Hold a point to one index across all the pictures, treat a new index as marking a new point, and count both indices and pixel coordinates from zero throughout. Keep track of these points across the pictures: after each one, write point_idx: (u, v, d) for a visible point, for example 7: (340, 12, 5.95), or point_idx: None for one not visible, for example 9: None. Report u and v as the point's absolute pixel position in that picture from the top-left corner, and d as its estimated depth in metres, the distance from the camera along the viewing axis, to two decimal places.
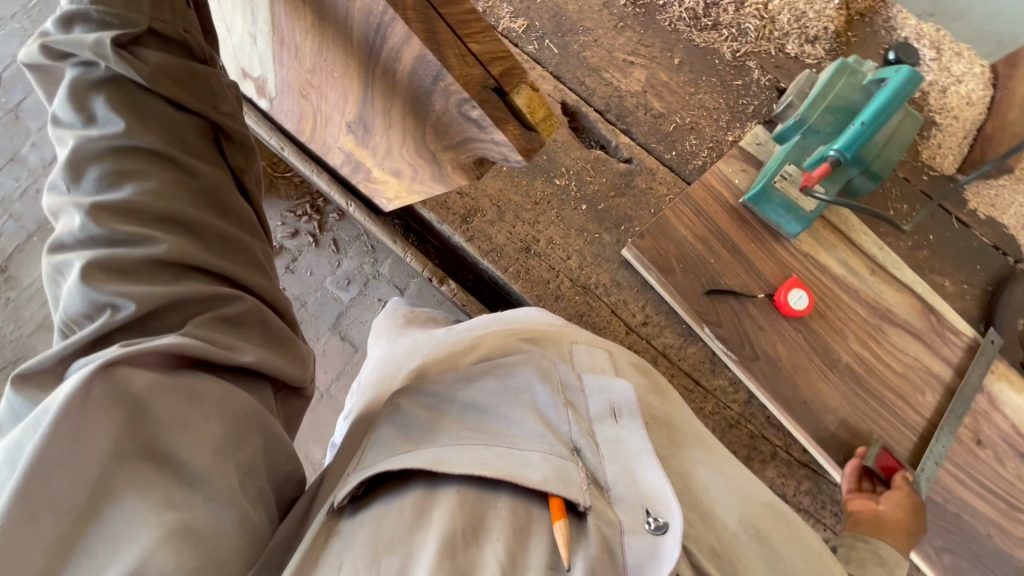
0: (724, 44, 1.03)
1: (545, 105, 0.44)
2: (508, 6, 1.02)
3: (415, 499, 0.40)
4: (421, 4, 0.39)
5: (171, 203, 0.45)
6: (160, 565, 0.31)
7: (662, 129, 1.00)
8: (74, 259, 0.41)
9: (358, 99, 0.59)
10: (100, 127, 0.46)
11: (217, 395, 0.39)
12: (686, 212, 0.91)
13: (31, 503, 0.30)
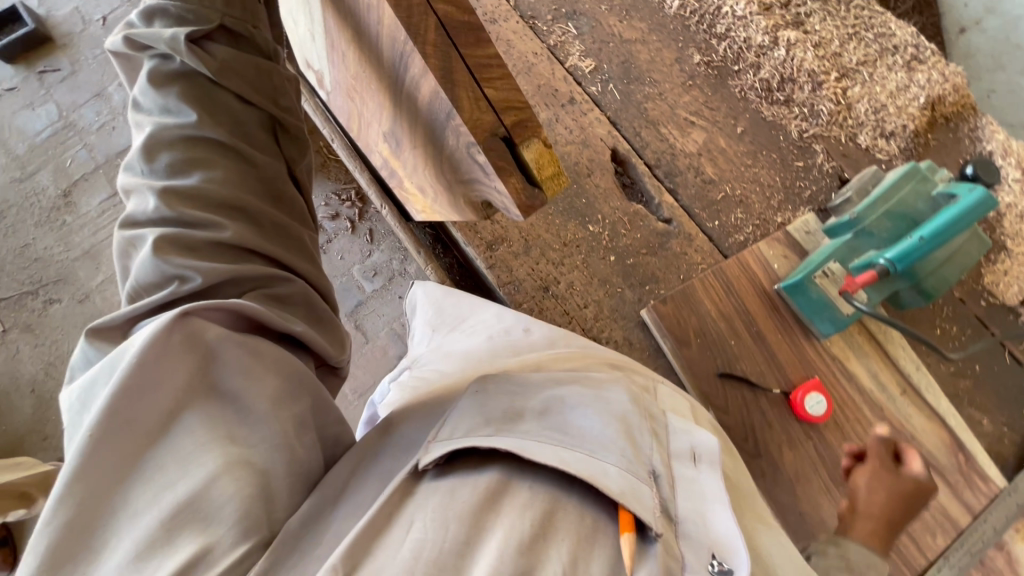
0: (793, 121, 0.99)
1: (554, 163, 0.44)
2: (578, 44, 1.01)
3: (494, 481, 0.42)
4: (444, 42, 0.41)
5: (234, 192, 0.53)
6: (223, 485, 0.39)
7: (709, 195, 0.96)
8: (146, 234, 0.48)
9: (391, 116, 0.61)
10: (175, 115, 0.54)
11: (273, 354, 0.47)
12: (715, 287, 0.88)
13: (119, 419, 0.39)
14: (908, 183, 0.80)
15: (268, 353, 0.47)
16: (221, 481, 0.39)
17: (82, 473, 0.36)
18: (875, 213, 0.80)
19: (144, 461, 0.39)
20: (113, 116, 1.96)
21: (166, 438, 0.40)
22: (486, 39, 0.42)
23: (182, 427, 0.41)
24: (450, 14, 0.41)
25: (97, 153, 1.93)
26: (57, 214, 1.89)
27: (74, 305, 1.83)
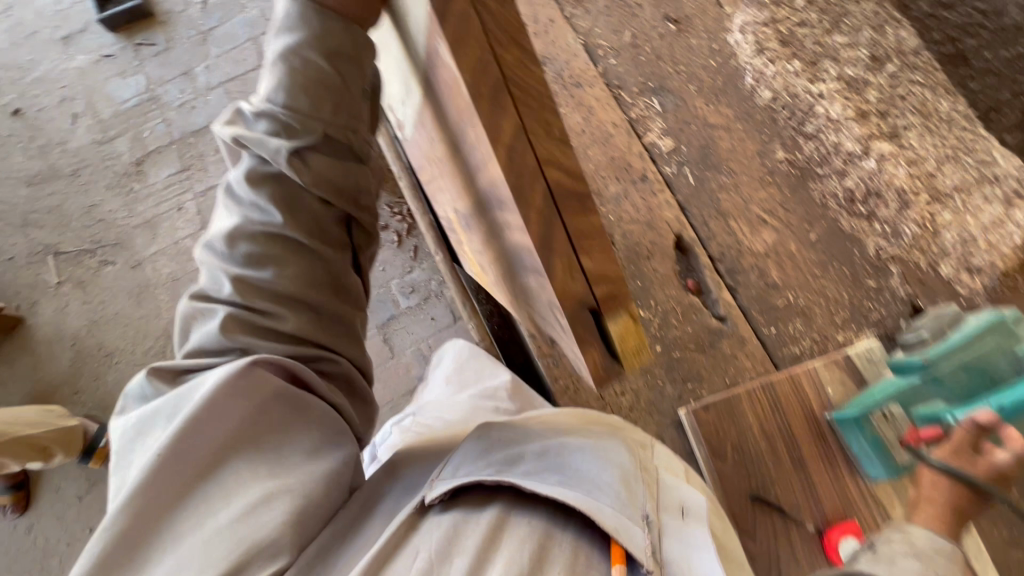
0: (872, 238, 0.94)
1: (636, 337, 0.46)
2: (660, 123, 1.00)
3: (494, 514, 0.54)
4: (547, 209, 0.41)
5: (300, 288, 0.61)
6: (261, 510, 0.53)
7: (770, 300, 0.93)
8: (219, 310, 0.61)
9: (470, 208, 0.62)
10: (261, 212, 0.60)
11: (314, 404, 0.61)
12: (761, 402, 0.85)
13: (185, 447, 0.54)
14: (995, 336, 0.73)
15: (304, 404, 0.61)
16: (259, 508, 0.53)
17: (155, 484, 0.52)
18: (951, 364, 0.75)
19: (200, 485, 0.54)
20: (195, 95, 2.05)
21: (216, 468, 0.55)
22: (590, 206, 0.42)
23: (230, 460, 0.55)
24: (556, 179, 0.41)
25: (174, 129, 2.02)
26: (127, 180, 1.98)
27: (125, 269, 1.91)
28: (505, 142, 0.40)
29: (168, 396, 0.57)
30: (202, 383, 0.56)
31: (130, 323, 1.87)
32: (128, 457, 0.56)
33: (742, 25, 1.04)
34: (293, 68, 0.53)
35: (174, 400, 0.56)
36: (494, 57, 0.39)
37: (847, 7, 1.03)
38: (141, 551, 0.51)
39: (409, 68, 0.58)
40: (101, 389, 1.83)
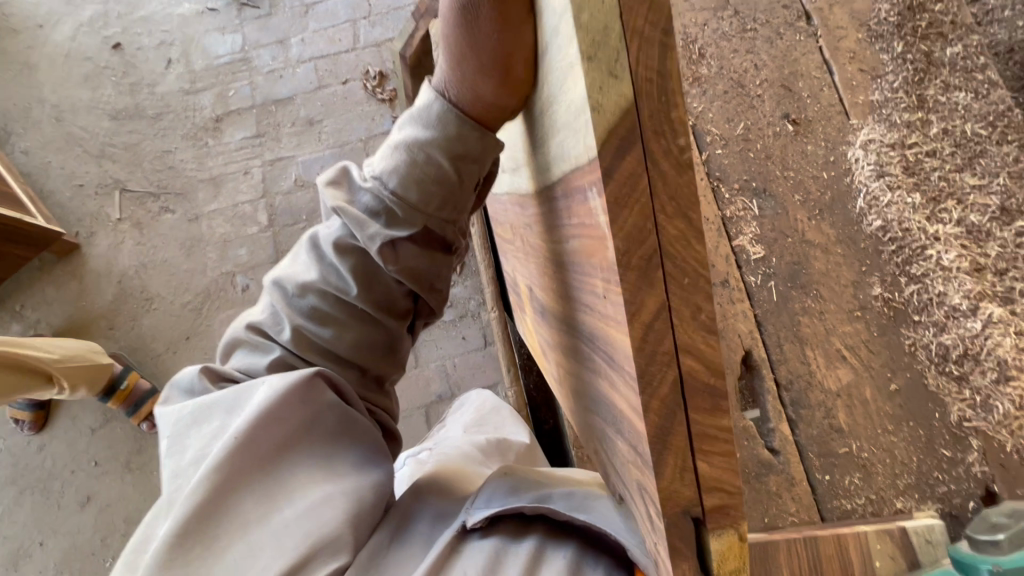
0: (956, 403, 0.87)
1: (741, 562, 0.27)
2: (754, 228, 0.95)
3: (525, 551, 0.51)
4: (673, 395, 0.25)
5: (351, 357, 0.60)
6: (322, 511, 0.53)
7: (831, 445, 0.86)
8: (272, 348, 0.59)
9: (548, 309, 0.49)
10: (338, 275, 0.58)
11: (363, 423, 0.61)
12: (801, 557, 0.76)
13: (250, 441, 0.53)
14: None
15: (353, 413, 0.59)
16: (322, 507, 0.53)
17: (220, 475, 0.51)
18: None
19: (262, 480, 0.53)
20: (285, 66, 2.06)
21: (273, 469, 0.54)
22: (731, 407, 0.26)
23: (286, 462, 0.55)
24: (693, 371, 0.25)
25: (258, 94, 2.04)
26: (203, 134, 2.02)
27: (182, 220, 1.95)
28: (641, 322, 0.25)
29: (227, 391, 0.56)
30: (265, 381, 0.56)
31: (175, 273, 1.90)
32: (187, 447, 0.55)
33: (866, 140, 0.97)
34: (414, 162, 0.51)
35: (235, 395, 0.56)
36: (656, 226, 0.24)
37: (985, 147, 0.95)
38: (206, 536, 0.49)
39: (525, 152, 0.45)
40: (135, 330, 1.87)
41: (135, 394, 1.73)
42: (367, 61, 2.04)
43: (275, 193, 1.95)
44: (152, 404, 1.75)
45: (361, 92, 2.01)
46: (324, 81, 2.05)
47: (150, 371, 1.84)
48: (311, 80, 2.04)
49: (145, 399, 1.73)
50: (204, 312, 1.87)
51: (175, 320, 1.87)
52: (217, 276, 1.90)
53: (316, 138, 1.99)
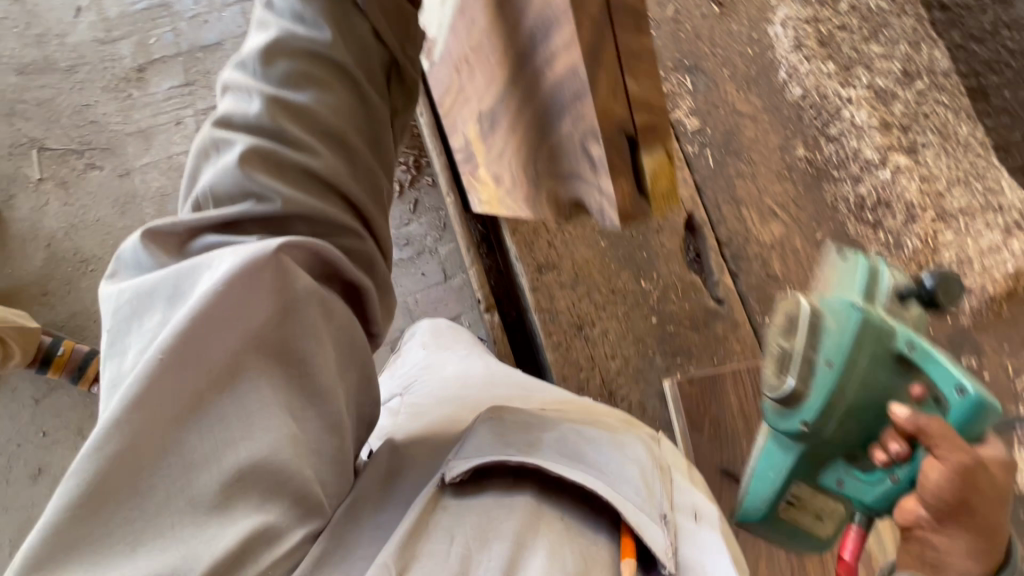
0: (873, 246, 0.96)
1: (667, 177, 0.50)
2: (689, 103, 1.01)
3: (530, 507, 0.55)
4: (598, 22, 0.46)
5: (340, 123, 0.59)
6: (276, 453, 0.48)
7: (768, 291, 0.94)
8: (239, 139, 0.55)
9: (502, 95, 0.68)
10: (307, 30, 0.58)
11: (341, 320, 0.57)
12: (744, 386, 0.88)
13: (193, 349, 0.48)
14: (856, 357, 0.67)
15: (326, 314, 0.55)
16: (276, 447, 0.49)
17: (152, 385, 0.46)
18: (835, 418, 0.70)
19: (203, 402, 0.48)
20: (210, 10, 1.95)
21: (222, 393, 0.49)
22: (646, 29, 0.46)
23: (234, 385, 0.49)
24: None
25: (182, 40, 1.92)
26: (125, 85, 1.89)
27: (112, 177, 1.83)
28: None
29: (174, 278, 0.51)
30: (215, 279, 0.49)
31: (110, 232, 1.80)
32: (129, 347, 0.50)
33: (784, 18, 1.04)
34: None
35: (179, 284, 0.51)
36: None
37: (887, 18, 1.03)
38: (138, 463, 0.44)
39: None
40: (72, 294, 1.76)
41: (75, 358, 1.63)
42: None
43: None
44: (97, 366, 1.66)
45: None
46: (253, 26, 1.95)
47: (93, 336, 1.74)
48: (239, 24, 1.94)
49: (87, 362, 1.64)
50: None
51: None
52: None
53: None
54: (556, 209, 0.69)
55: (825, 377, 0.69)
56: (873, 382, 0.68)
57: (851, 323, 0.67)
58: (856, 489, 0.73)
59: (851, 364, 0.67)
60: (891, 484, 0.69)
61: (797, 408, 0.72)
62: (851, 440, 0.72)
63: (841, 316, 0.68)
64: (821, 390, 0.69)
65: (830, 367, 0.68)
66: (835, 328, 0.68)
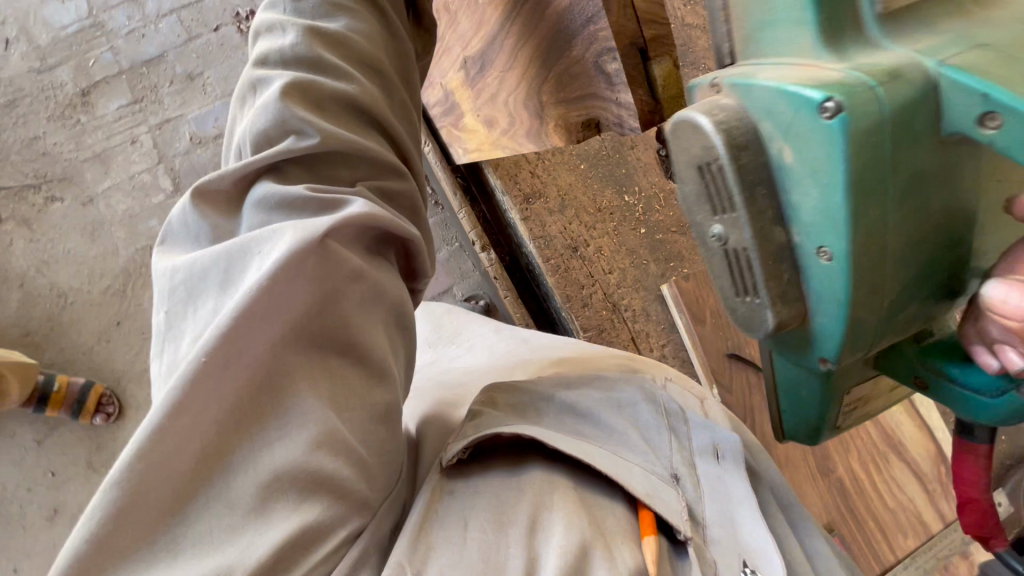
0: None
1: (677, 83, 0.55)
2: None
3: (536, 481, 0.48)
4: None
5: (377, 54, 0.52)
6: (315, 459, 0.39)
7: None
8: (275, 77, 0.48)
9: (493, 33, 0.68)
10: None
11: (392, 298, 0.48)
12: None
13: (236, 342, 0.39)
14: (877, 186, 0.41)
15: (381, 302, 0.47)
16: (318, 453, 0.40)
17: (197, 382, 0.38)
18: (871, 318, 0.48)
19: (252, 401, 0.40)
20: (145, 24, 1.87)
21: (276, 387, 0.41)
22: None
23: (288, 378, 0.41)
24: None
25: (122, 57, 1.88)
26: (71, 112, 1.84)
27: (75, 206, 1.79)
28: None
29: (225, 254, 0.43)
30: (269, 256, 0.41)
31: (83, 262, 1.76)
32: (179, 338, 0.42)
33: None
34: None
35: (223, 261, 0.43)
36: None
37: None
38: (176, 471, 0.37)
39: None
40: (57, 331, 1.72)
41: (72, 392, 1.60)
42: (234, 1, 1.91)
43: (173, 156, 1.83)
44: (96, 397, 1.63)
45: (237, 35, 1.89)
46: (192, 32, 1.89)
47: (87, 368, 1.71)
48: (178, 34, 1.88)
49: (86, 395, 1.61)
50: (130, 293, 1.74)
51: (97, 310, 1.73)
52: (133, 254, 1.77)
53: (201, 91, 1.87)
54: (565, 135, 0.68)
55: (826, 276, 0.46)
56: (906, 217, 0.44)
57: (837, 161, 0.41)
58: (944, 386, 0.57)
59: (861, 231, 0.43)
60: (1018, 396, 0.52)
61: (814, 330, 0.51)
62: (911, 322, 0.52)
63: (821, 153, 0.41)
64: (833, 294, 0.47)
65: (829, 260, 0.45)
66: (812, 176, 0.43)
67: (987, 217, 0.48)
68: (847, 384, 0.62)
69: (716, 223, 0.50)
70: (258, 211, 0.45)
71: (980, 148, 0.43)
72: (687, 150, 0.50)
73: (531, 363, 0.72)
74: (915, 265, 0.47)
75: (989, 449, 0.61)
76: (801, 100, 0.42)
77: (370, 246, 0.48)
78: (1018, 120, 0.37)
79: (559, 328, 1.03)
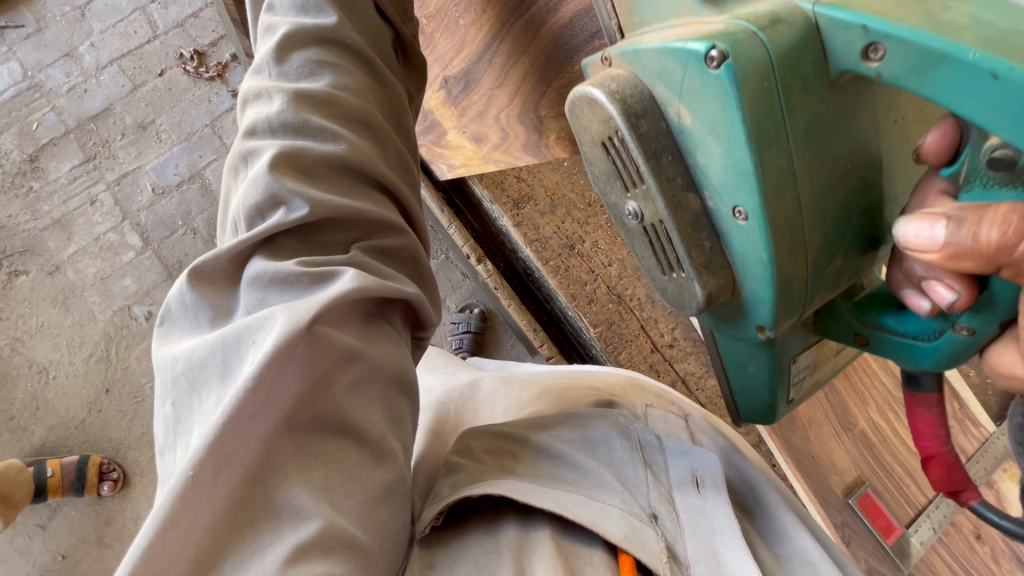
0: None
1: None
2: None
3: (513, 541, 0.42)
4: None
5: (364, 106, 0.45)
6: (312, 566, 0.30)
7: None
8: (264, 149, 0.41)
9: (475, 52, 0.66)
10: (312, 16, 0.46)
11: (387, 371, 0.39)
12: None
13: (219, 455, 0.30)
14: (777, 137, 0.38)
15: (377, 375, 0.38)
16: (312, 558, 0.30)
17: (173, 513, 0.29)
18: (797, 277, 0.44)
19: (246, 515, 0.31)
20: (85, 78, 1.84)
21: (269, 479, 0.32)
22: None
23: (284, 468, 0.32)
24: None
25: (66, 117, 1.81)
26: (22, 179, 1.77)
27: (42, 276, 1.72)
28: None
29: (219, 339, 0.34)
30: (264, 344, 0.33)
31: (60, 332, 1.68)
32: (177, 441, 0.33)
33: None
34: None
35: (195, 353, 0.34)
36: None
37: None
38: None
39: None
40: (42, 409, 1.63)
41: (67, 475, 1.49)
42: (176, 43, 1.88)
43: (136, 211, 1.76)
44: (95, 467, 1.52)
45: (184, 78, 1.85)
46: (137, 80, 1.84)
47: (79, 441, 1.61)
48: (121, 83, 1.84)
49: (83, 469, 1.50)
50: (113, 358, 1.66)
51: (83, 379, 1.65)
52: (111, 316, 1.69)
53: (155, 140, 1.81)
54: (570, 147, 0.67)
55: (745, 237, 0.43)
56: (821, 161, 0.40)
57: (732, 112, 0.37)
58: (879, 338, 0.51)
59: (769, 183, 0.39)
60: (954, 336, 0.45)
61: (746, 297, 0.47)
62: (838, 277, 0.47)
63: (714, 107, 0.38)
64: (754, 255, 0.43)
65: (745, 219, 0.41)
66: (712, 134, 0.40)
67: (894, 160, 0.45)
68: (787, 353, 0.56)
69: (631, 200, 0.47)
70: (252, 289, 0.37)
71: (878, 87, 0.41)
72: (589, 128, 0.46)
73: (519, 384, 0.71)
74: (835, 214, 0.43)
75: (939, 396, 0.52)
76: (687, 54, 0.39)
77: (365, 312, 0.39)
78: (902, 48, 0.34)
79: (566, 326, 1.01)
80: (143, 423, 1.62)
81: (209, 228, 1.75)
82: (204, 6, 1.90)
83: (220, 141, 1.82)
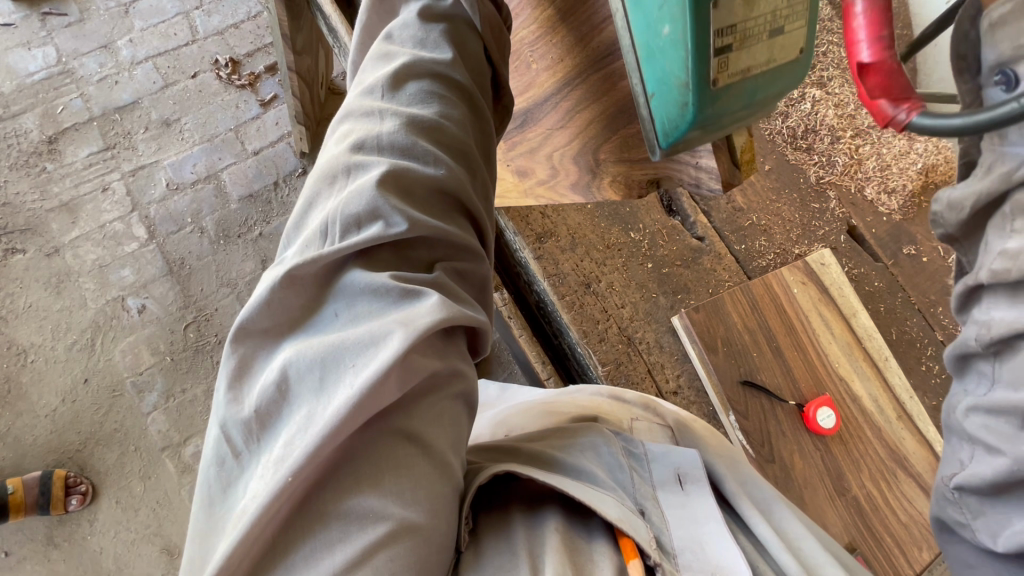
0: (812, 168, 1.16)
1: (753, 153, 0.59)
2: None
3: (525, 540, 0.42)
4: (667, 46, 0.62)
5: (461, 137, 0.48)
6: (377, 567, 0.31)
7: (737, 221, 1.12)
8: (374, 164, 0.43)
9: (542, 92, 0.72)
10: (430, 51, 0.52)
11: (452, 389, 0.40)
12: (742, 301, 0.98)
13: (311, 457, 0.33)
14: None
15: (446, 392, 0.40)
16: (379, 559, 0.31)
17: (267, 507, 0.32)
18: None
19: (326, 516, 0.33)
20: (118, 70, 1.88)
21: (345, 483, 0.34)
22: None
23: (359, 472, 0.34)
24: None
25: (93, 104, 1.84)
26: (37, 159, 1.77)
27: (38, 257, 1.69)
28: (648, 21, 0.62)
29: (314, 355, 0.37)
30: (364, 367, 0.35)
31: (46, 317, 1.64)
32: (263, 446, 0.35)
33: None
34: None
35: (290, 358, 0.37)
36: None
37: None
38: None
39: None
40: (14, 394, 1.56)
41: (32, 491, 1.41)
42: (213, 49, 1.94)
43: (147, 204, 1.76)
44: (60, 481, 1.43)
45: (216, 83, 1.90)
46: (171, 78, 1.89)
47: (46, 431, 1.54)
48: (154, 80, 1.88)
49: (46, 484, 1.40)
50: (98, 347, 1.62)
51: (62, 367, 1.59)
52: (102, 305, 1.66)
53: (177, 137, 1.83)
54: (625, 190, 0.71)
55: None
56: None
57: None
58: None
59: None
60: None
61: None
62: None
63: None
64: None
65: None
66: None
67: None
68: None
69: None
70: (346, 298, 0.40)
71: None
72: None
73: (521, 411, 0.70)
74: None
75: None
76: None
77: (443, 331, 0.41)
78: None
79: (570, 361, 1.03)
80: (116, 419, 1.56)
81: (217, 228, 1.76)
82: (246, 19, 1.99)
83: (241, 146, 1.85)
